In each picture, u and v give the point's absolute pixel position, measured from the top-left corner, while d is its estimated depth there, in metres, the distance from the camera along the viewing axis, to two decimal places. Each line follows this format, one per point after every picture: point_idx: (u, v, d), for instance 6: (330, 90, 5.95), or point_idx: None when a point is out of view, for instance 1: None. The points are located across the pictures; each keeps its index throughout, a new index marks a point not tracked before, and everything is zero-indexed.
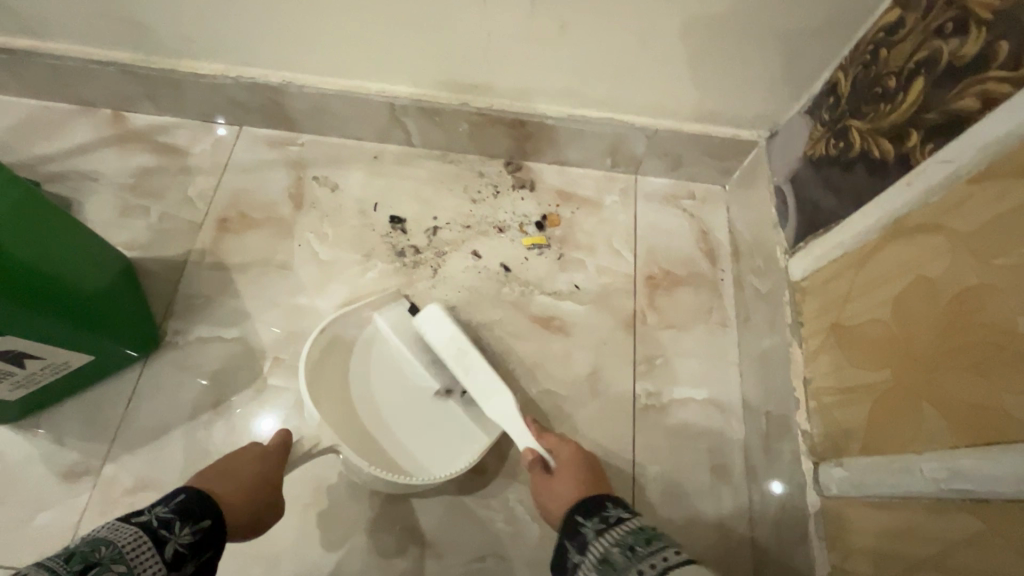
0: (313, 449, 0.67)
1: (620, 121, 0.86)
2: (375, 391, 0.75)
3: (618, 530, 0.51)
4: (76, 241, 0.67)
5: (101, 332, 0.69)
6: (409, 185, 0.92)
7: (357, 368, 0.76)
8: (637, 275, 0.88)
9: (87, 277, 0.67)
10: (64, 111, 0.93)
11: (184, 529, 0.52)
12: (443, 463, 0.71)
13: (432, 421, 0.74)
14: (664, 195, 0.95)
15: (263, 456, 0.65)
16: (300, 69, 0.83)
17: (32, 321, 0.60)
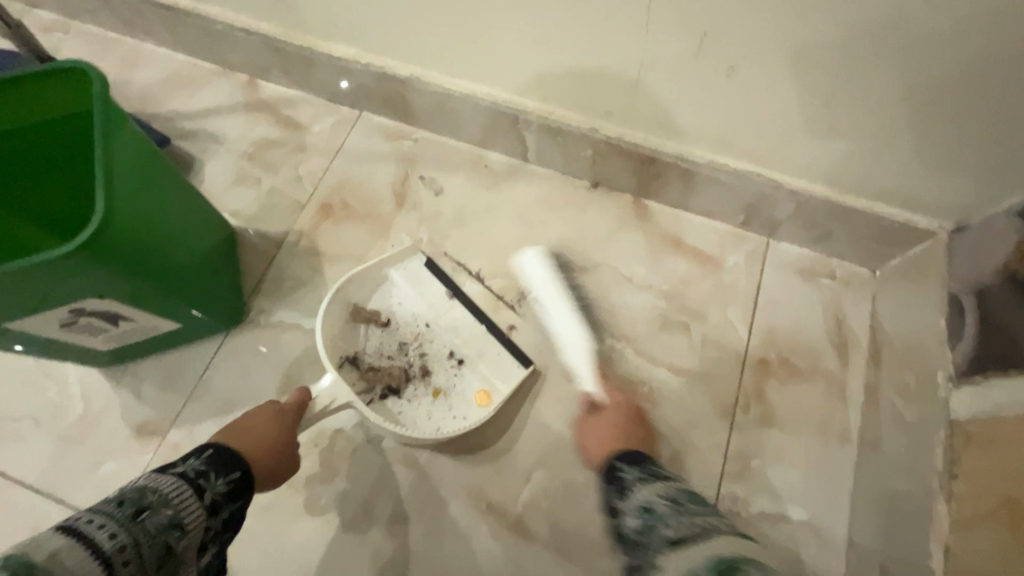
0: (329, 406, 0.70)
1: (767, 178, 0.74)
2: (384, 355, 0.76)
3: (661, 483, 0.58)
4: (183, 208, 0.66)
5: (193, 302, 0.68)
6: (516, 203, 0.86)
7: (366, 336, 0.77)
8: (748, 355, 0.77)
9: (187, 245, 0.66)
10: (206, 71, 0.96)
11: (218, 480, 0.53)
12: (457, 416, 0.73)
13: (444, 380, 0.75)
14: (798, 268, 0.82)
15: (279, 414, 0.65)
16: (430, 66, 0.79)
17: (135, 287, 0.58)
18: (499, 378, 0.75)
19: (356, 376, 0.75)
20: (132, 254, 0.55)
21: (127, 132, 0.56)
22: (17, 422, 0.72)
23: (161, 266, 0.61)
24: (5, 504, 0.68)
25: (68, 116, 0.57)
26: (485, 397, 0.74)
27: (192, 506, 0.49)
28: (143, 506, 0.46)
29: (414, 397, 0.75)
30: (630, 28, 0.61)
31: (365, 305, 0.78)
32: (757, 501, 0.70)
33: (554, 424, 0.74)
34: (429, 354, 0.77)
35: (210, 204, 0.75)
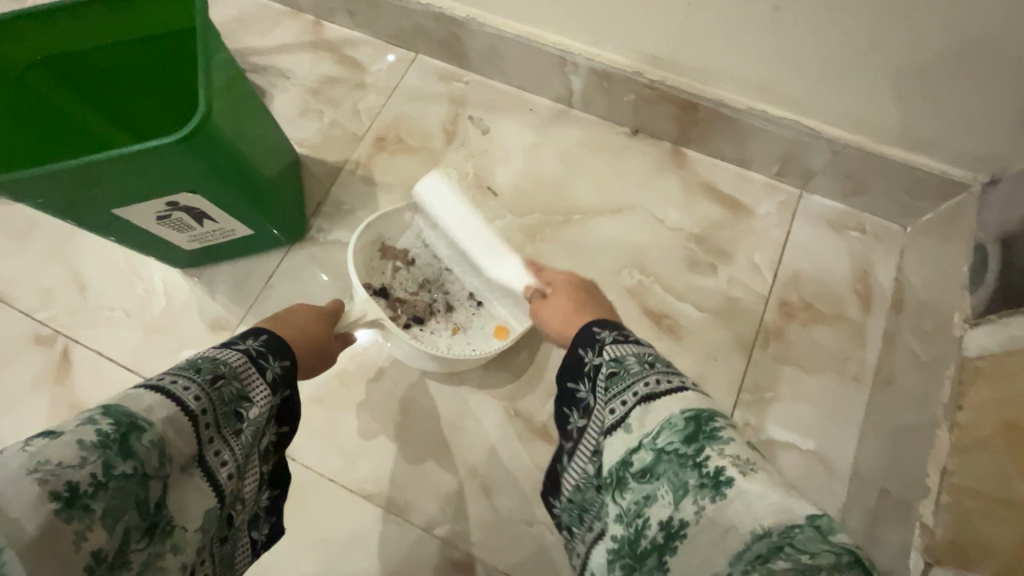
0: (359, 320, 0.72)
1: (804, 127, 0.77)
2: (410, 290, 0.83)
3: (627, 346, 0.47)
4: (261, 126, 0.73)
5: (267, 214, 0.77)
6: (558, 145, 0.90)
7: (393, 271, 0.83)
8: (772, 297, 0.80)
9: (265, 161, 0.74)
10: (277, 11, 1.03)
11: (276, 362, 0.49)
12: (475, 349, 0.80)
13: (463, 317, 0.82)
14: (829, 220, 0.84)
15: (319, 315, 0.67)
16: (487, 7, 0.83)
17: (222, 189, 0.66)
18: (515, 319, 0.80)
19: (383, 304, 0.81)
20: (224, 158, 0.63)
21: (222, 52, 0.64)
22: (111, 311, 0.83)
23: (245, 168, 0.68)
24: (100, 378, 0.79)
25: (169, 29, 0.66)
26: (499, 336, 0.80)
27: (256, 383, 0.47)
28: (216, 375, 0.43)
29: (435, 329, 0.82)
30: None
31: (393, 243, 0.83)
32: (769, 429, 0.75)
33: None
34: (451, 292, 0.83)
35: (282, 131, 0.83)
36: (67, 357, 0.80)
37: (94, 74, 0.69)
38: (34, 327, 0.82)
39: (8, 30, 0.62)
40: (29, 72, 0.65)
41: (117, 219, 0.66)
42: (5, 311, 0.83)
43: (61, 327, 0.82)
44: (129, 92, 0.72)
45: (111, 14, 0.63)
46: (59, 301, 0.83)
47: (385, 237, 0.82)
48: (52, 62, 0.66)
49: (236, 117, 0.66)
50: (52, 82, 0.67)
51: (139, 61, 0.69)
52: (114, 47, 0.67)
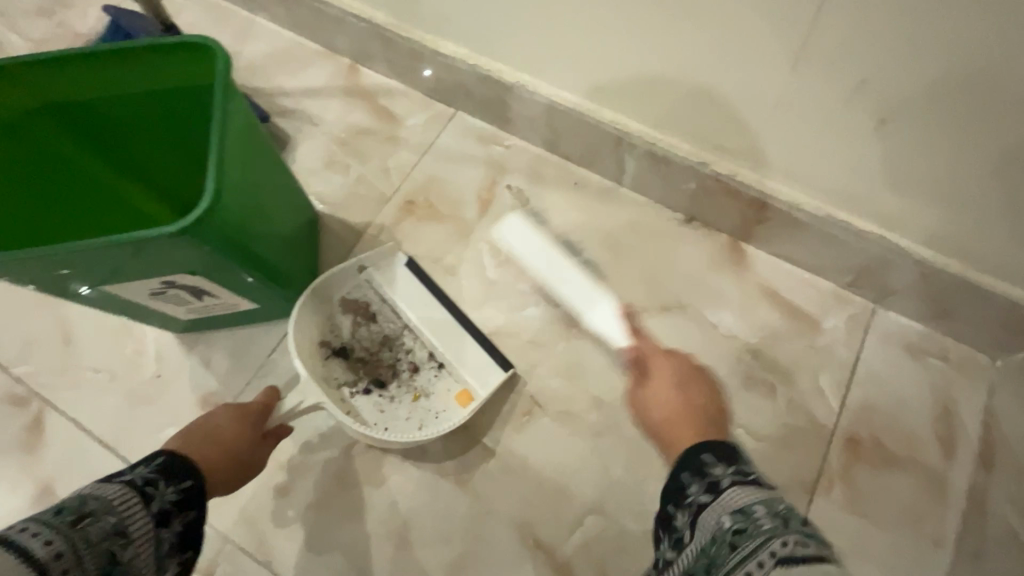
0: (297, 408, 0.67)
1: (890, 243, 0.67)
2: (368, 349, 0.75)
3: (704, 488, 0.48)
4: (278, 193, 0.66)
5: (276, 289, 0.69)
6: (603, 227, 0.82)
7: (354, 326, 0.75)
8: (837, 431, 0.70)
9: (280, 231, 0.67)
10: (312, 51, 0.97)
11: (168, 488, 0.47)
12: (436, 421, 0.71)
13: (426, 383, 0.73)
14: (905, 343, 0.74)
15: (243, 416, 0.61)
16: (541, 75, 0.76)
17: (229, 270, 0.59)
18: (479, 381, 0.72)
19: (342, 367, 0.74)
20: (233, 241, 0.56)
21: (243, 120, 0.57)
22: (94, 373, 0.74)
23: (251, 248, 0.60)
24: (73, 451, 0.71)
25: (185, 86, 0.59)
26: (462, 402, 0.71)
27: (138, 512, 0.42)
28: (83, 513, 0.39)
29: (396, 396, 0.73)
30: (775, 65, 0.56)
31: (350, 297, 0.76)
32: None
33: (614, 467, 0.70)
34: (415, 353, 0.75)
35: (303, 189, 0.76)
36: (39, 422, 0.72)
37: (100, 124, 0.62)
38: (9, 383, 0.74)
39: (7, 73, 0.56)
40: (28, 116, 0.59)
41: (100, 289, 0.58)
42: None
43: (37, 387, 0.74)
44: (133, 138, 0.64)
45: (127, 64, 0.57)
46: (39, 356, 0.75)
47: (342, 292, 0.75)
48: (54, 108, 0.60)
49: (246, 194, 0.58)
50: (51, 128, 0.61)
51: (154, 113, 0.62)
52: (124, 98, 0.60)
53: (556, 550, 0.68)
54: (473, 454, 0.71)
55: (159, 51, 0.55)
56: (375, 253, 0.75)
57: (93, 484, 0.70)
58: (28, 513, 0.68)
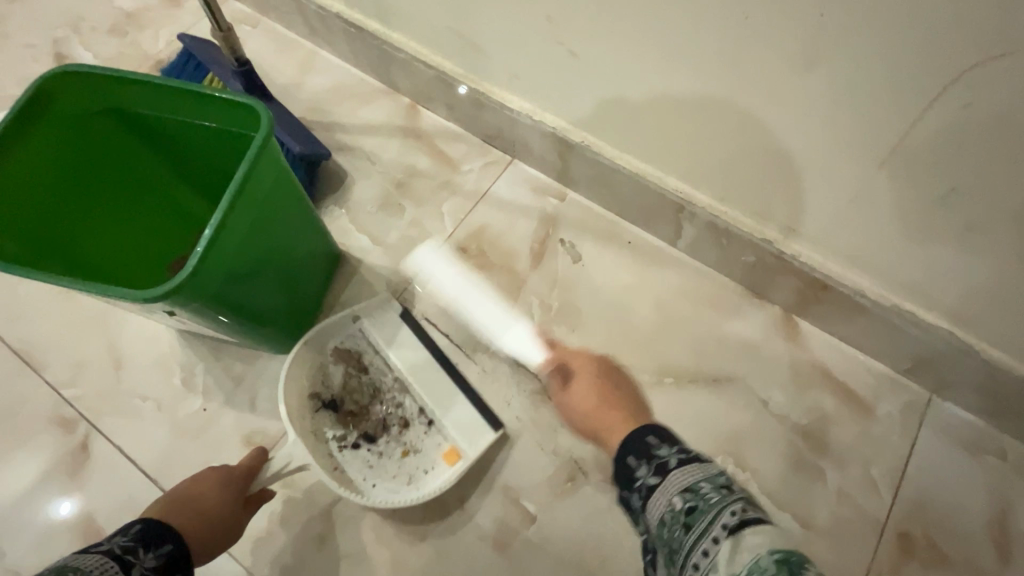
0: (282, 470, 0.67)
1: (958, 340, 0.65)
2: (358, 401, 0.75)
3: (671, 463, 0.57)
4: (286, 245, 0.68)
5: (267, 325, 0.71)
6: (654, 290, 0.81)
7: (344, 377, 0.76)
8: (888, 526, 0.68)
9: (279, 276, 0.69)
10: (373, 88, 0.98)
11: (148, 554, 0.54)
12: (422, 481, 0.71)
13: (415, 439, 0.73)
14: (963, 438, 0.72)
15: (226, 481, 0.64)
16: (606, 138, 0.76)
17: (216, 315, 0.61)
18: (467, 441, 0.72)
19: (332, 420, 0.74)
20: (214, 298, 0.59)
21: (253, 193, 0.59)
22: (141, 401, 0.75)
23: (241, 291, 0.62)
24: (116, 480, 0.71)
25: (241, 135, 0.59)
26: (449, 462, 0.71)
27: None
28: None
29: (384, 452, 0.73)
30: (861, 159, 0.55)
31: (341, 348, 0.76)
32: None
33: None
34: (404, 407, 0.75)
35: (325, 231, 0.77)
36: (84, 447, 0.73)
37: (164, 140, 0.64)
38: (58, 404, 0.75)
39: (98, 81, 0.58)
40: (93, 122, 0.60)
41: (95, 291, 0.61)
42: (33, 381, 0.76)
43: (85, 410, 0.74)
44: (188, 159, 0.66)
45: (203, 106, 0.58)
46: (88, 378, 0.76)
47: (333, 343, 0.76)
48: (120, 116, 0.61)
49: (242, 257, 0.61)
50: (115, 132, 0.62)
51: (210, 147, 0.63)
52: (190, 126, 0.61)
53: None
54: (514, 517, 0.70)
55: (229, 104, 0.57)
56: (366, 303, 0.76)
57: (134, 516, 0.70)
58: (67, 540, 0.69)
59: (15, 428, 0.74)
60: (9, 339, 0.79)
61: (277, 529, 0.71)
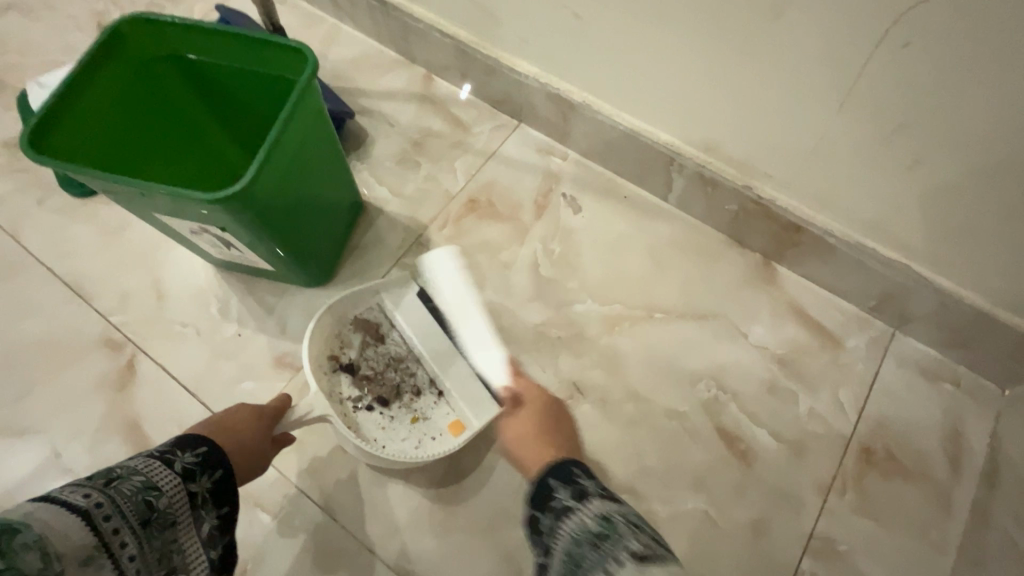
0: (304, 418, 0.70)
1: (914, 272, 0.74)
2: (374, 367, 0.79)
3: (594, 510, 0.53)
4: (320, 185, 0.75)
5: (302, 260, 0.78)
6: (647, 238, 0.89)
7: (362, 344, 0.80)
8: (852, 440, 0.76)
9: (314, 214, 0.76)
10: (391, 58, 1.06)
11: (187, 454, 0.57)
12: (428, 445, 0.75)
13: (425, 407, 0.78)
14: (922, 367, 0.80)
15: (259, 416, 0.67)
16: (605, 97, 0.84)
17: (261, 240, 0.69)
18: (475, 413, 0.76)
19: (349, 383, 0.78)
20: (261, 223, 0.66)
21: (297, 131, 0.66)
22: (182, 328, 0.83)
23: (284, 219, 0.70)
24: (160, 394, 0.79)
25: (287, 78, 0.67)
26: (455, 432, 0.76)
27: (181, 502, 0.54)
28: (112, 477, 0.51)
29: (396, 416, 0.78)
30: (823, 102, 0.64)
31: (362, 317, 0.80)
32: None
33: (648, 455, 0.76)
34: (417, 377, 0.79)
35: (352, 179, 0.84)
36: (131, 366, 0.81)
37: (214, 86, 0.71)
38: (107, 329, 0.83)
39: (163, 27, 0.65)
40: (159, 65, 0.68)
41: (155, 218, 0.69)
42: (83, 309, 0.84)
43: (131, 334, 0.82)
44: (235, 104, 0.73)
45: (253, 50, 0.65)
46: (134, 307, 0.84)
47: (354, 311, 0.80)
48: (178, 62, 0.69)
49: (285, 190, 0.68)
50: (173, 77, 0.70)
51: (256, 92, 0.70)
52: (239, 71, 0.68)
53: None
54: None
55: (276, 47, 0.64)
56: (391, 279, 0.80)
57: (176, 426, 0.77)
58: (117, 445, 0.77)
59: (69, 350, 0.82)
60: (60, 273, 0.87)
61: (304, 441, 0.79)
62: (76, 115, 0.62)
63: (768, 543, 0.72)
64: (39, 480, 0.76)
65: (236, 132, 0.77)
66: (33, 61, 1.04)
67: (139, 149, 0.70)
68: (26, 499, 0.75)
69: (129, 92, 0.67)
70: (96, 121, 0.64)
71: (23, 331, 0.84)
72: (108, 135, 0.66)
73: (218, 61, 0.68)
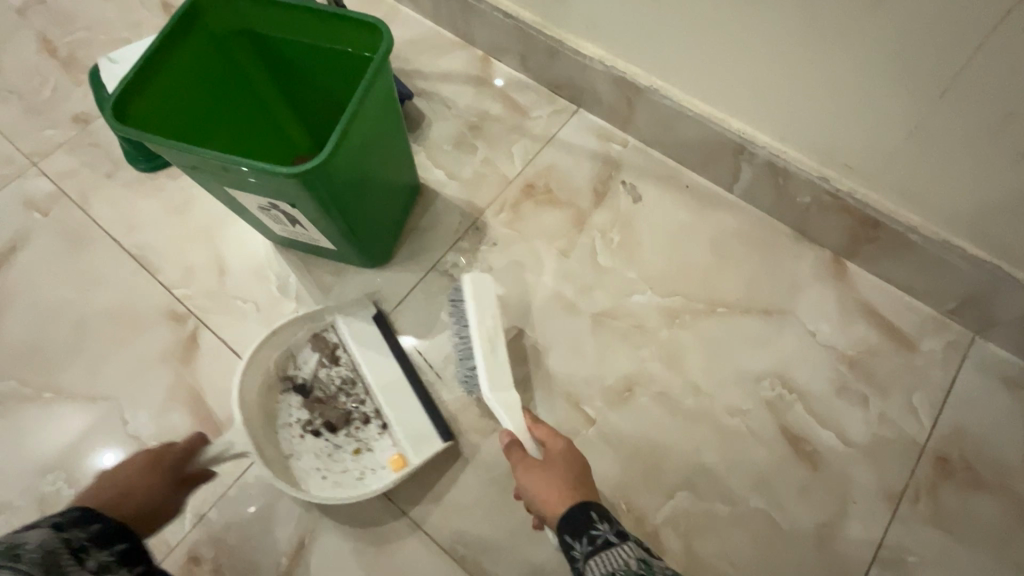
0: (223, 455, 0.66)
1: (1006, 273, 0.69)
2: (326, 390, 0.78)
3: (614, 550, 0.51)
4: (383, 164, 0.74)
5: (362, 239, 0.78)
6: (711, 230, 0.87)
7: (318, 365, 0.79)
8: (927, 448, 0.73)
9: (376, 194, 0.75)
10: (449, 40, 1.05)
11: (63, 514, 0.51)
12: (369, 480, 0.73)
13: (370, 438, 0.76)
14: (1005, 375, 0.76)
15: (154, 464, 0.62)
16: (674, 81, 0.82)
17: (328, 218, 0.68)
18: (417, 449, 0.73)
19: (300, 404, 0.77)
20: (329, 200, 0.65)
21: (368, 109, 0.65)
22: (242, 303, 0.84)
23: (351, 200, 0.70)
24: (221, 368, 0.80)
25: (358, 56, 0.66)
26: (395, 467, 0.73)
27: (56, 554, 0.47)
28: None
29: (342, 445, 0.76)
30: (924, 88, 0.59)
31: (326, 335, 0.79)
32: None
33: (709, 451, 0.74)
34: (366, 406, 0.77)
35: (412, 160, 0.84)
36: (194, 338, 0.82)
37: (286, 61, 0.71)
38: (171, 302, 0.85)
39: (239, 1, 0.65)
40: (232, 40, 0.68)
41: (225, 192, 0.70)
42: (147, 281, 0.86)
43: (193, 308, 0.84)
44: (303, 80, 0.73)
45: (327, 27, 0.65)
46: (196, 282, 0.86)
47: (320, 326, 0.79)
48: (252, 37, 0.69)
49: (352, 168, 0.67)
50: (246, 52, 0.70)
51: (326, 69, 0.70)
52: (312, 47, 0.68)
53: (648, 519, 0.72)
54: (576, 419, 0.77)
55: (352, 24, 0.63)
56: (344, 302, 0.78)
57: None
58: (181, 415, 0.79)
59: (135, 320, 0.84)
60: (128, 246, 0.89)
61: None
62: (155, 86, 0.63)
63: (834, 550, 0.70)
64: (99, 444, 0.78)
65: (299, 109, 0.77)
66: (101, 38, 1.06)
67: (211, 122, 0.70)
68: (85, 461, 0.77)
69: (203, 67, 0.67)
70: (173, 94, 0.65)
71: (91, 301, 0.86)
72: (184, 107, 0.66)
73: (291, 38, 0.68)
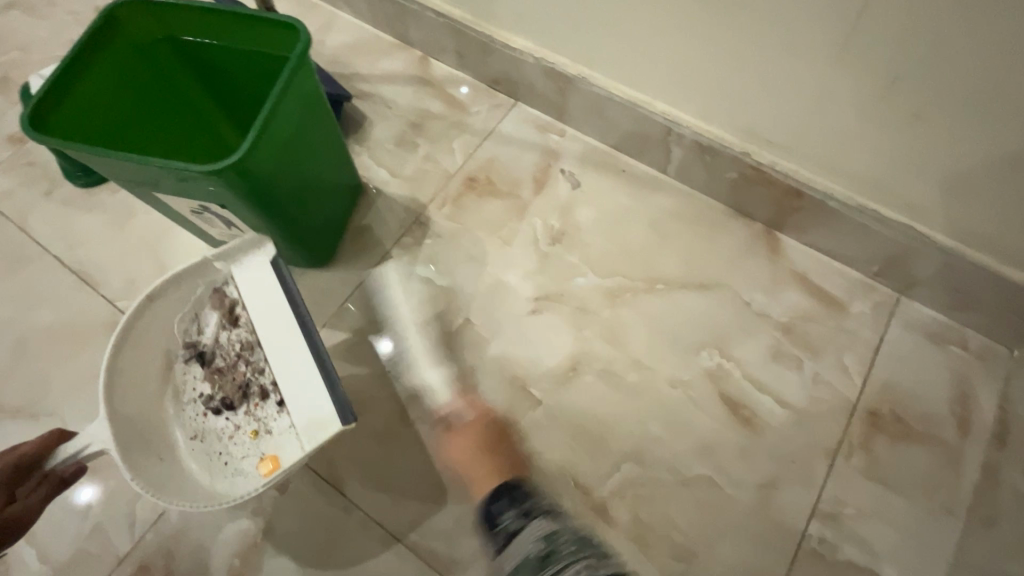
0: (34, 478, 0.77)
1: (918, 232, 0.73)
2: (230, 363, 0.72)
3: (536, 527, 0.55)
4: (317, 163, 0.75)
5: (301, 238, 0.78)
6: (647, 210, 0.89)
7: (219, 328, 0.72)
8: (859, 406, 0.76)
9: (312, 193, 0.76)
10: (387, 42, 1.07)
11: None
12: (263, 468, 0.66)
13: (268, 418, 0.68)
14: (930, 331, 0.79)
15: None
16: (600, 69, 0.84)
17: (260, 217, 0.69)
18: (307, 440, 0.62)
19: (201, 374, 0.73)
20: (259, 199, 0.66)
21: (291, 107, 0.66)
22: None
23: (284, 199, 0.70)
24: None
25: (278, 56, 0.67)
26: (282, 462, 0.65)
27: None
28: None
29: (241, 424, 0.70)
30: (817, 60, 0.63)
31: (212, 288, 0.71)
32: (845, 549, 0.70)
33: (652, 423, 0.76)
34: (265, 377, 0.68)
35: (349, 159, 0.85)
36: None
37: (211, 66, 0.72)
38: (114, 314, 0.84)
39: (156, 8, 0.66)
40: (154, 47, 0.69)
41: (157, 198, 0.70)
42: (90, 295, 0.86)
43: None
44: (230, 84, 0.74)
45: (246, 29, 0.66)
46: (140, 292, 0.85)
47: (212, 278, 0.70)
48: (175, 44, 0.70)
49: (281, 167, 0.68)
50: (170, 58, 0.71)
51: (251, 71, 0.71)
52: (234, 49, 0.69)
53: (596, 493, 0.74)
54: (524, 403, 0.78)
55: (268, 25, 0.65)
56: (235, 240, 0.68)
57: None
58: None
59: (77, 335, 0.83)
60: (67, 261, 0.88)
61: None
62: (75, 96, 0.63)
63: (775, 508, 0.72)
64: None
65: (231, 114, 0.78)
66: (35, 57, 1.05)
67: (138, 129, 0.71)
68: None
69: (125, 74, 0.68)
70: (95, 102, 0.65)
71: (30, 319, 0.85)
72: (108, 116, 0.67)
73: (212, 42, 0.69)
